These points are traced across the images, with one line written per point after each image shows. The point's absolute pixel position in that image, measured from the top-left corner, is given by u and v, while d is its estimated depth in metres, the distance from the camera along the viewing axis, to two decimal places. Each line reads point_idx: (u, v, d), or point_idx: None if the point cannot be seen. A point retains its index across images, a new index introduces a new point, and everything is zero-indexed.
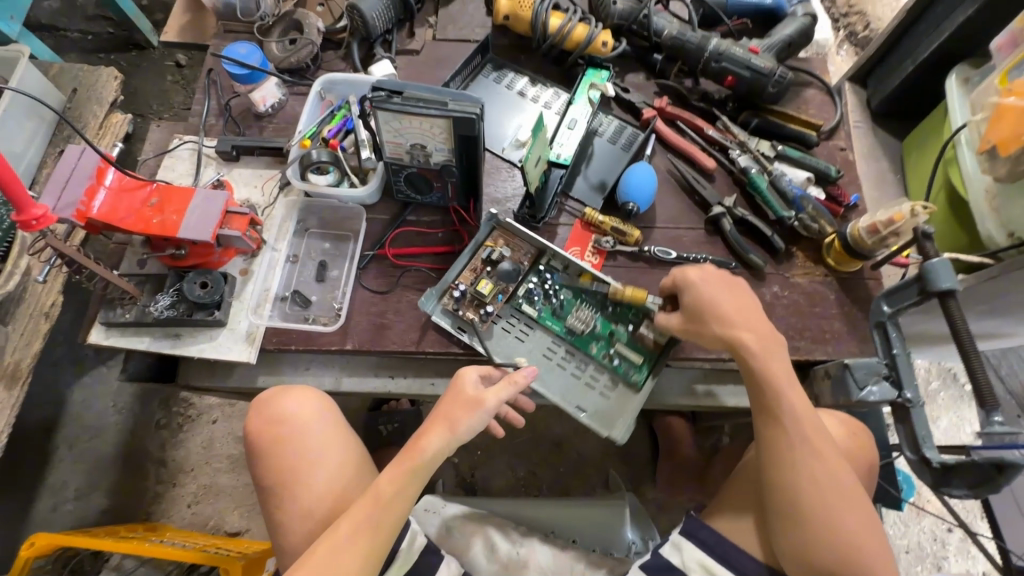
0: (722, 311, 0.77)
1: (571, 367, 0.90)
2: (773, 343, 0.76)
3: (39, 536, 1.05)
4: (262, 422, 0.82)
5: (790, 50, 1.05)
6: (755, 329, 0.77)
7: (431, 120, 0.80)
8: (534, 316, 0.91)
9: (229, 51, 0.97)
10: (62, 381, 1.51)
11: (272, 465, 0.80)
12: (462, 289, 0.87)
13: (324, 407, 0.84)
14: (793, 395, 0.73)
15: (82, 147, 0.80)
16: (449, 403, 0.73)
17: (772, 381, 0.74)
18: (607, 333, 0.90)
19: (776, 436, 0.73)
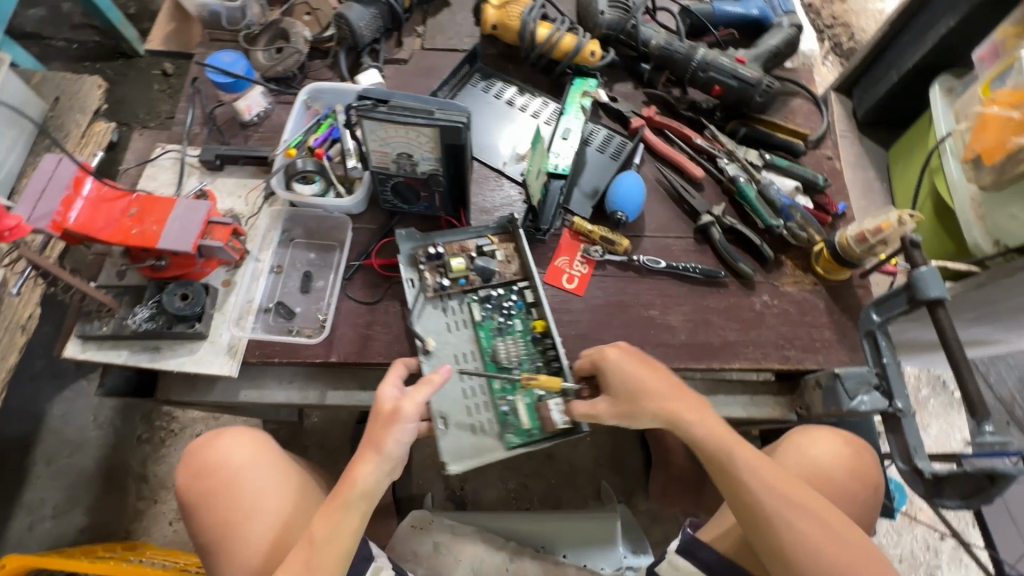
0: (651, 388, 0.75)
1: (465, 384, 0.85)
2: (699, 407, 0.75)
3: (11, 558, 1.01)
4: (191, 474, 0.79)
5: (776, 60, 1.06)
6: (680, 397, 0.75)
7: (417, 129, 0.79)
8: (476, 318, 0.88)
9: (215, 59, 0.99)
10: (41, 395, 1.47)
11: (208, 519, 0.77)
12: (435, 251, 0.88)
13: (256, 448, 0.82)
14: (744, 454, 0.70)
15: (58, 156, 0.78)
16: (371, 427, 0.71)
17: (718, 448, 0.71)
18: (513, 388, 0.85)
19: (746, 501, 0.68)
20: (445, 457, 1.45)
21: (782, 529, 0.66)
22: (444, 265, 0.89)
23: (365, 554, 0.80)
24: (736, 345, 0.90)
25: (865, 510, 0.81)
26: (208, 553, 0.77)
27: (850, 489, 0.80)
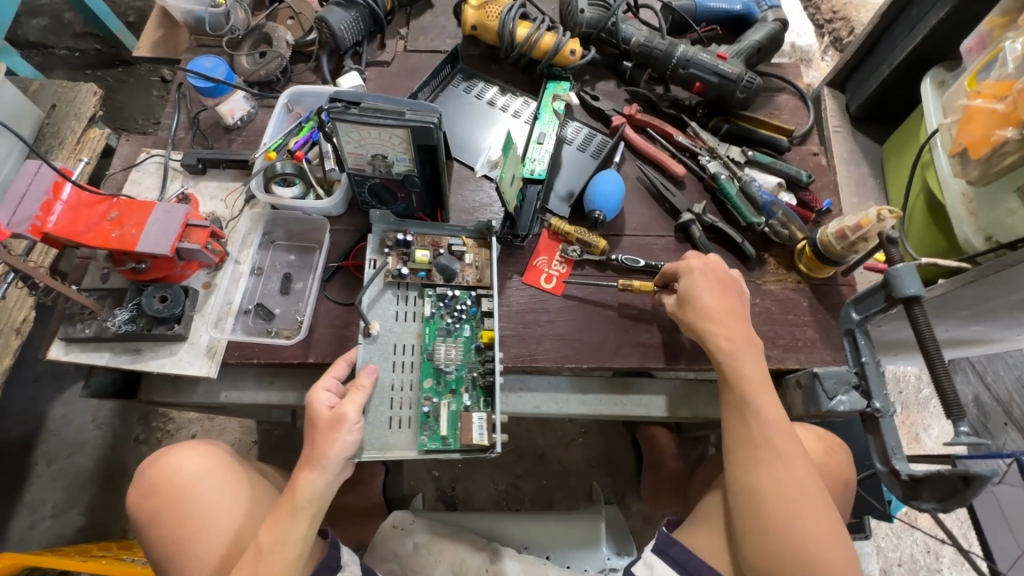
0: (710, 313, 0.78)
1: (397, 375, 0.82)
2: (753, 345, 0.77)
3: (5, 556, 1.02)
4: (142, 491, 0.79)
5: (760, 55, 1.05)
6: (735, 330, 0.77)
7: (389, 131, 0.80)
8: (426, 313, 0.86)
9: (195, 65, 0.97)
10: (41, 396, 1.50)
11: (161, 539, 0.77)
12: (399, 238, 0.87)
13: (204, 463, 0.81)
14: (761, 397, 0.73)
15: (39, 162, 0.81)
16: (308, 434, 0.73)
17: (741, 382, 0.74)
18: (440, 393, 0.82)
19: (742, 437, 0.72)
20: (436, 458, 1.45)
21: (757, 478, 0.69)
22: (407, 255, 0.88)
23: (331, 564, 0.78)
24: None
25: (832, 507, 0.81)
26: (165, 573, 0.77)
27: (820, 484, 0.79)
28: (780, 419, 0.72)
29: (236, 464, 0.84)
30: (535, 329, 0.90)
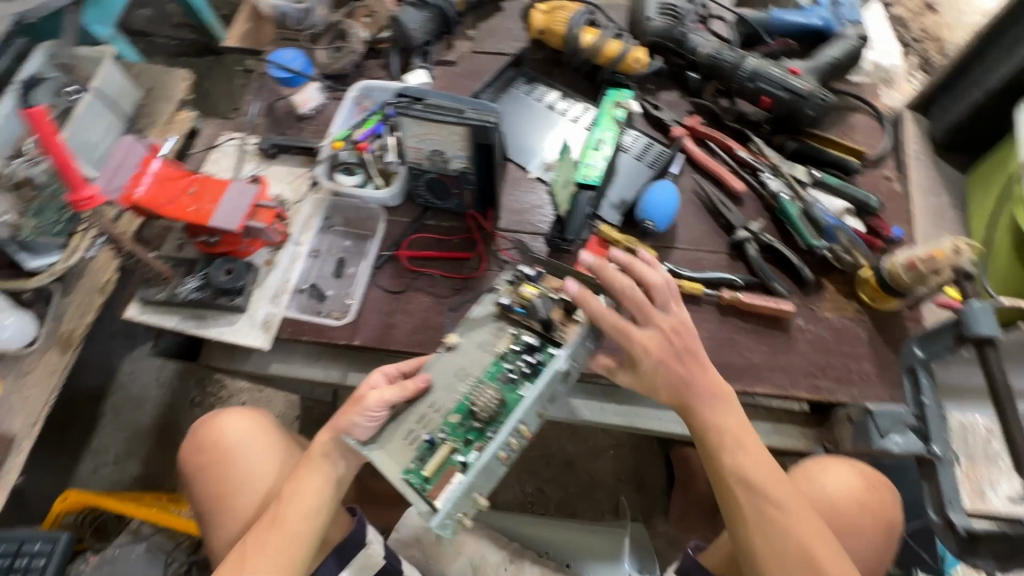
0: (668, 381, 0.70)
1: (441, 393, 0.73)
2: (723, 398, 0.71)
3: (70, 493, 1.13)
4: (195, 447, 0.84)
5: (835, 72, 1.00)
6: (702, 387, 0.70)
7: (449, 127, 0.82)
8: (504, 353, 0.74)
9: (276, 56, 1.06)
10: (114, 352, 1.64)
11: (203, 492, 0.81)
12: (523, 271, 0.78)
13: (250, 429, 0.85)
14: (739, 455, 0.69)
15: (134, 138, 0.88)
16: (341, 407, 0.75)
17: (717, 443, 0.70)
18: (457, 435, 0.71)
19: (732, 503, 0.68)
20: None
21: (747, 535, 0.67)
22: (515, 284, 0.78)
23: (355, 539, 0.81)
24: (762, 369, 0.85)
25: (873, 555, 0.76)
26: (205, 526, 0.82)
27: (862, 525, 0.75)
28: (775, 474, 0.68)
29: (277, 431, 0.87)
30: None
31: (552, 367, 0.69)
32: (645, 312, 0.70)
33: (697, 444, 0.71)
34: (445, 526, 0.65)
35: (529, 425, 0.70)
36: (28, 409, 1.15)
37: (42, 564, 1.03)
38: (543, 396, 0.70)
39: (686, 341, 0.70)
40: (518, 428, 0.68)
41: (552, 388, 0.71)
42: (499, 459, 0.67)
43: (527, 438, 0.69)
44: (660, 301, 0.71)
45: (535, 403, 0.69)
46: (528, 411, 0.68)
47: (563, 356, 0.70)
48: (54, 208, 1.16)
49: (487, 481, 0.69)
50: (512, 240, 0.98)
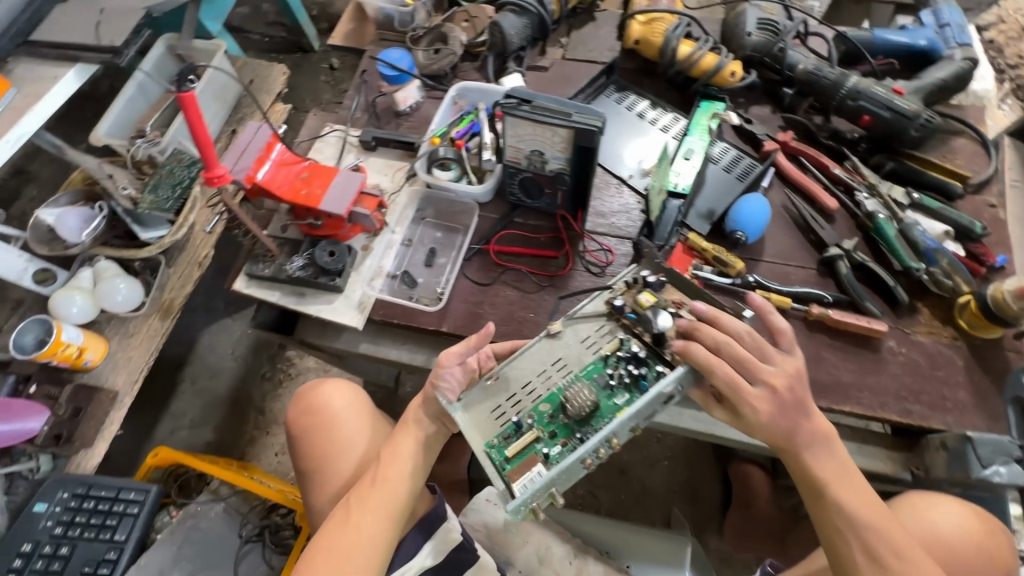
0: (774, 428, 0.70)
1: (536, 381, 0.76)
2: (823, 439, 0.71)
3: (162, 449, 1.22)
4: (302, 411, 0.94)
5: (941, 94, 0.99)
6: (806, 429, 0.71)
7: (554, 129, 0.85)
8: (608, 356, 0.76)
9: (385, 55, 1.15)
10: (195, 324, 1.75)
11: (308, 453, 0.91)
12: (644, 276, 0.78)
13: (348, 399, 0.95)
14: (844, 495, 0.70)
15: (259, 124, 0.95)
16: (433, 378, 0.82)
17: (821, 484, 0.70)
18: (544, 425, 0.73)
19: (839, 545, 0.69)
20: None
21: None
22: (633, 288, 0.79)
23: (439, 513, 0.88)
24: (850, 388, 0.84)
25: None
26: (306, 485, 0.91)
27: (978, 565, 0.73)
28: (874, 508, 0.70)
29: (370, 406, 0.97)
30: None
31: (657, 388, 0.69)
32: (754, 367, 0.70)
33: (799, 487, 0.72)
34: (515, 512, 0.67)
35: (621, 440, 0.69)
36: (130, 367, 1.23)
37: (136, 511, 1.11)
38: (642, 412, 0.69)
39: (796, 391, 0.70)
40: (609, 439, 0.68)
41: (653, 407, 0.70)
42: (583, 464, 0.68)
43: (615, 449, 0.69)
44: (768, 355, 0.72)
45: (632, 418, 0.68)
46: (622, 425, 0.68)
47: (671, 379, 0.70)
48: (169, 184, 1.25)
49: (565, 482, 0.69)
50: (598, 242, 1.00)
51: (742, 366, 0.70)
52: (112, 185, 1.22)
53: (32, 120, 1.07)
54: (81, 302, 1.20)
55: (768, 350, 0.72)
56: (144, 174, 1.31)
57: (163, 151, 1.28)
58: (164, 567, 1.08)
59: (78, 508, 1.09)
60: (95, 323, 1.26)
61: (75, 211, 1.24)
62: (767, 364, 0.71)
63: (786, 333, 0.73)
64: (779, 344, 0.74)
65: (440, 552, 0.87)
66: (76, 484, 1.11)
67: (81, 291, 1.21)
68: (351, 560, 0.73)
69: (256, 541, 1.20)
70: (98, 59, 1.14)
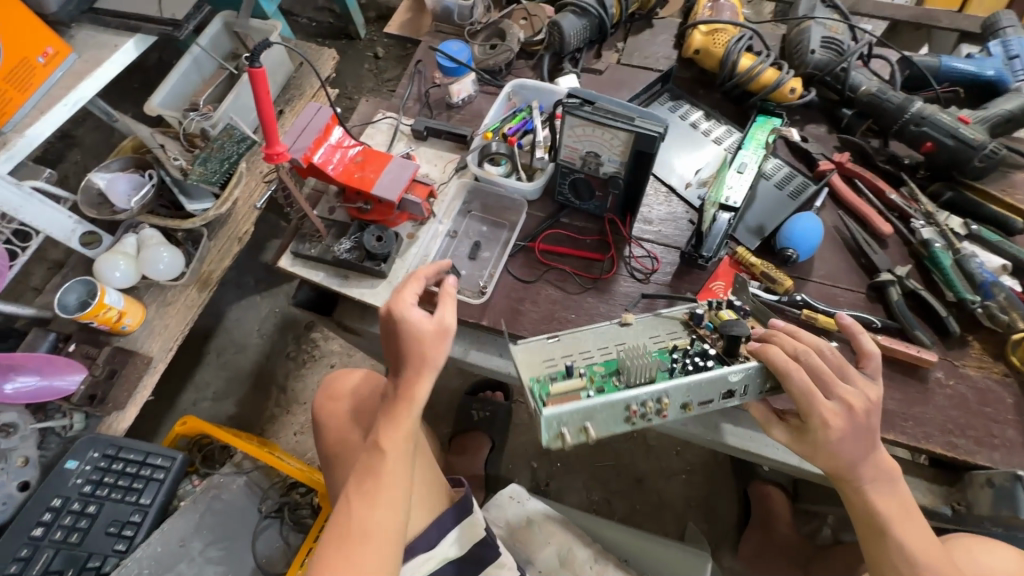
0: (839, 455, 0.69)
1: (598, 349, 0.79)
2: (888, 476, 0.71)
3: (190, 418, 1.23)
4: (327, 396, 0.97)
5: (1007, 126, 0.97)
6: (872, 462, 0.70)
7: (614, 132, 0.85)
8: (676, 354, 0.78)
9: (445, 47, 1.14)
10: (225, 298, 1.77)
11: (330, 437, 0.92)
12: (731, 298, 0.83)
13: (371, 387, 0.96)
14: (906, 534, 0.70)
15: (319, 105, 0.96)
16: (390, 326, 0.75)
17: (885, 523, 0.70)
18: (595, 380, 0.74)
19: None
20: (537, 450, 1.50)
21: None
22: (716, 307, 0.83)
23: (465, 506, 0.89)
24: (895, 417, 0.83)
25: None
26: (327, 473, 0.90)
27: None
28: (932, 547, 0.70)
29: None
30: None
31: (722, 370, 0.71)
32: (832, 382, 0.69)
33: (857, 523, 0.73)
34: (547, 429, 0.67)
35: (670, 408, 0.71)
36: (166, 334, 1.26)
37: (162, 477, 1.13)
38: (699, 390, 0.71)
39: (870, 418, 0.69)
40: (661, 397, 0.69)
41: (711, 391, 0.72)
42: (628, 411, 0.70)
43: (663, 414, 0.70)
44: (850, 375, 0.71)
45: (689, 387, 0.70)
46: (679, 389, 0.70)
47: (742, 372, 0.71)
48: (218, 158, 1.26)
49: (605, 425, 0.69)
50: (644, 249, 1.00)
51: (819, 379, 0.70)
52: (164, 155, 1.24)
53: (92, 84, 1.10)
54: (124, 267, 1.23)
55: (853, 372, 0.71)
56: (194, 147, 1.33)
57: (216, 125, 1.30)
58: (186, 535, 1.09)
59: (107, 469, 1.10)
60: (135, 289, 1.28)
61: (126, 178, 1.26)
62: (846, 382, 0.70)
63: (877, 358, 0.73)
64: (865, 369, 0.74)
65: (463, 543, 0.87)
66: (106, 445, 1.13)
67: (126, 256, 1.23)
68: (362, 558, 0.68)
69: (275, 516, 1.19)
70: (157, 31, 1.15)
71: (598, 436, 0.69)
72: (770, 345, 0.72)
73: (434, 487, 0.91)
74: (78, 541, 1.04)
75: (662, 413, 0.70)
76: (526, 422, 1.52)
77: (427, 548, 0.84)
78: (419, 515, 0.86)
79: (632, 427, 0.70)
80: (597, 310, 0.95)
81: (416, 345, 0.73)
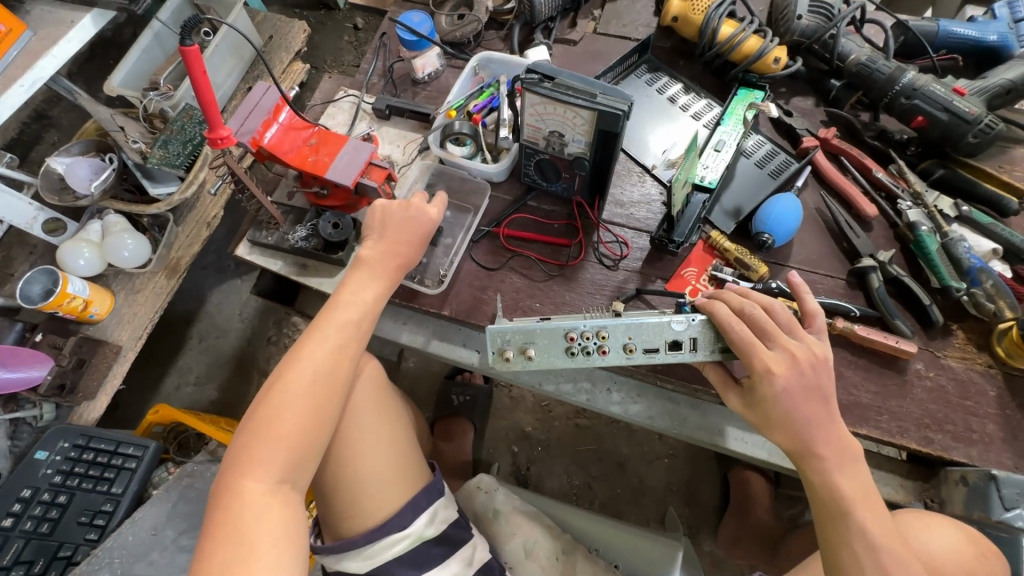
0: (793, 418, 0.64)
1: (574, 316, 0.82)
2: (851, 458, 0.65)
3: (162, 406, 1.22)
4: None
5: (1007, 97, 0.90)
6: (832, 438, 0.64)
7: (575, 110, 0.79)
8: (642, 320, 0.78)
9: (405, 18, 1.06)
10: (205, 283, 1.74)
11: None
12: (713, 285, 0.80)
13: None
14: (869, 520, 0.62)
15: (268, 85, 0.90)
16: (400, 210, 0.84)
17: (846, 506, 0.63)
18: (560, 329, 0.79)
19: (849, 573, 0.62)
20: (518, 434, 1.48)
21: None
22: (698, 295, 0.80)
23: (437, 488, 0.87)
24: (869, 411, 0.79)
25: None
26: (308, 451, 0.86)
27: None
28: (894, 537, 0.62)
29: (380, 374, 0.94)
30: None
31: (667, 317, 0.73)
32: (774, 334, 0.67)
33: (814, 506, 0.65)
34: (494, 340, 0.76)
35: (611, 345, 0.74)
36: (135, 323, 1.24)
37: (134, 466, 1.12)
38: (642, 334, 0.73)
39: (818, 375, 0.65)
40: (599, 331, 0.74)
41: (656, 337, 0.73)
42: (567, 340, 0.75)
43: (601, 348, 0.74)
44: (797, 332, 0.68)
45: (630, 328, 0.73)
46: (618, 328, 0.74)
47: (687, 321, 0.72)
48: (180, 140, 1.22)
49: (546, 351, 0.75)
50: (613, 234, 0.95)
51: (762, 331, 0.68)
52: (122, 137, 1.19)
53: (51, 62, 1.02)
54: (88, 254, 1.19)
55: (802, 331, 0.68)
56: (156, 129, 1.27)
57: (175, 105, 1.24)
58: (158, 524, 1.08)
59: (77, 459, 1.10)
60: (102, 277, 1.26)
61: (86, 162, 1.22)
62: (791, 337, 0.68)
63: (819, 316, 0.70)
64: (810, 328, 0.71)
65: (437, 524, 0.84)
66: (77, 434, 1.12)
67: (89, 244, 1.19)
68: (310, 390, 0.71)
69: None
70: (114, 4, 1.05)
71: (537, 359, 0.75)
72: (716, 300, 0.71)
73: (412, 466, 0.87)
74: (49, 531, 1.05)
75: (603, 348, 0.74)
76: (508, 407, 1.51)
77: (401, 528, 0.81)
78: (395, 492, 0.83)
79: (575, 359, 0.75)
80: (563, 299, 0.91)
81: (416, 245, 0.84)
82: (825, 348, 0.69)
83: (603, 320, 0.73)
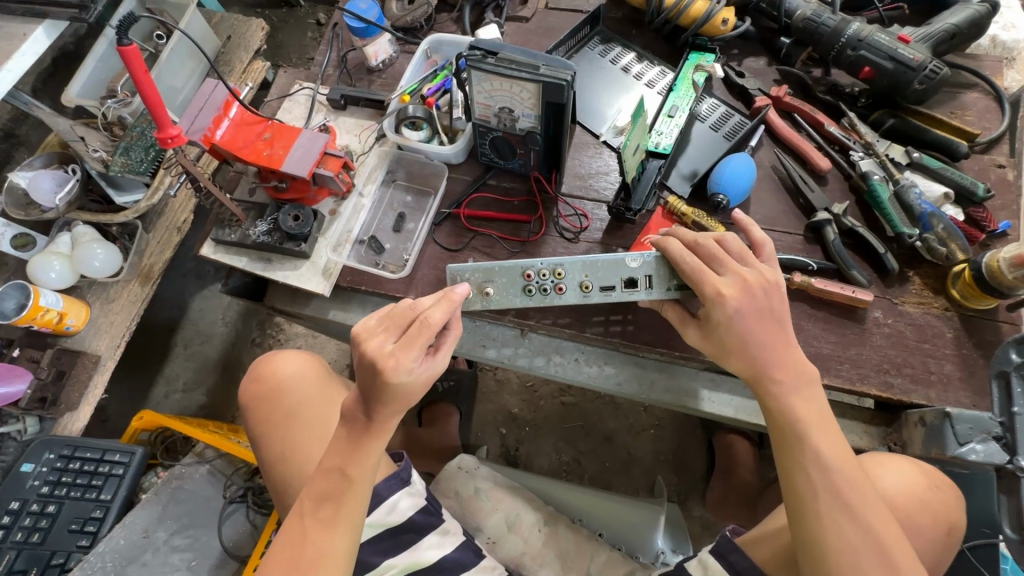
0: (747, 341, 0.65)
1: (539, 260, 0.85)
2: (807, 381, 0.65)
3: (146, 412, 1.22)
4: (252, 376, 0.91)
5: (953, 42, 0.91)
6: (788, 363, 0.65)
7: (521, 84, 0.79)
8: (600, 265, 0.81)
9: (351, 5, 1.03)
10: (186, 290, 1.74)
11: (258, 419, 0.88)
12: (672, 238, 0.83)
13: (302, 366, 0.91)
14: (823, 440, 0.63)
15: (215, 81, 0.90)
16: (368, 378, 0.64)
17: (801, 427, 0.63)
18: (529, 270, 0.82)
19: (803, 494, 0.61)
20: (505, 416, 1.50)
21: (824, 536, 0.59)
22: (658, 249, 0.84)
23: (401, 476, 0.83)
24: (830, 360, 0.80)
25: (932, 553, 0.70)
26: (262, 458, 0.87)
27: (919, 525, 0.68)
28: (851, 461, 0.62)
29: (328, 373, 0.92)
30: (627, 311, 0.88)
31: (621, 255, 0.76)
32: (724, 260, 0.68)
33: (773, 432, 0.66)
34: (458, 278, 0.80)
35: (567, 283, 0.77)
36: (112, 331, 1.23)
37: (121, 472, 1.13)
38: (598, 273, 0.77)
39: (769, 298, 0.66)
40: (556, 268, 0.77)
41: (612, 275, 0.76)
42: (525, 278, 0.78)
43: (558, 286, 0.77)
44: (749, 259, 0.69)
45: (586, 265, 0.77)
46: (575, 266, 0.77)
47: (641, 259, 0.75)
48: (142, 147, 1.22)
49: (504, 289, 0.78)
50: (572, 207, 0.95)
51: (713, 260, 0.69)
52: (83, 147, 1.19)
53: (5, 77, 1.00)
54: (59, 267, 1.19)
55: (754, 260, 0.69)
56: (117, 136, 1.27)
57: (134, 112, 1.23)
58: (149, 526, 1.10)
59: (64, 469, 1.11)
60: (76, 289, 1.25)
61: (49, 175, 1.21)
62: (743, 264, 0.69)
63: (767, 244, 0.71)
64: (760, 257, 0.72)
65: (403, 510, 0.82)
66: (62, 445, 1.13)
67: (59, 256, 1.19)
68: None
69: (240, 501, 1.18)
70: (64, 14, 1.03)
71: (495, 297, 0.78)
72: (670, 236, 0.72)
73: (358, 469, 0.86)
74: (40, 541, 1.06)
75: (560, 284, 0.77)
76: (493, 389, 1.52)
77: None
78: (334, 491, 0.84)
79: (533, 296, 0.77)
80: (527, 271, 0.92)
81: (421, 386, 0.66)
82: (776, 272, 0.70)
83: (561, 256, 0.77)
